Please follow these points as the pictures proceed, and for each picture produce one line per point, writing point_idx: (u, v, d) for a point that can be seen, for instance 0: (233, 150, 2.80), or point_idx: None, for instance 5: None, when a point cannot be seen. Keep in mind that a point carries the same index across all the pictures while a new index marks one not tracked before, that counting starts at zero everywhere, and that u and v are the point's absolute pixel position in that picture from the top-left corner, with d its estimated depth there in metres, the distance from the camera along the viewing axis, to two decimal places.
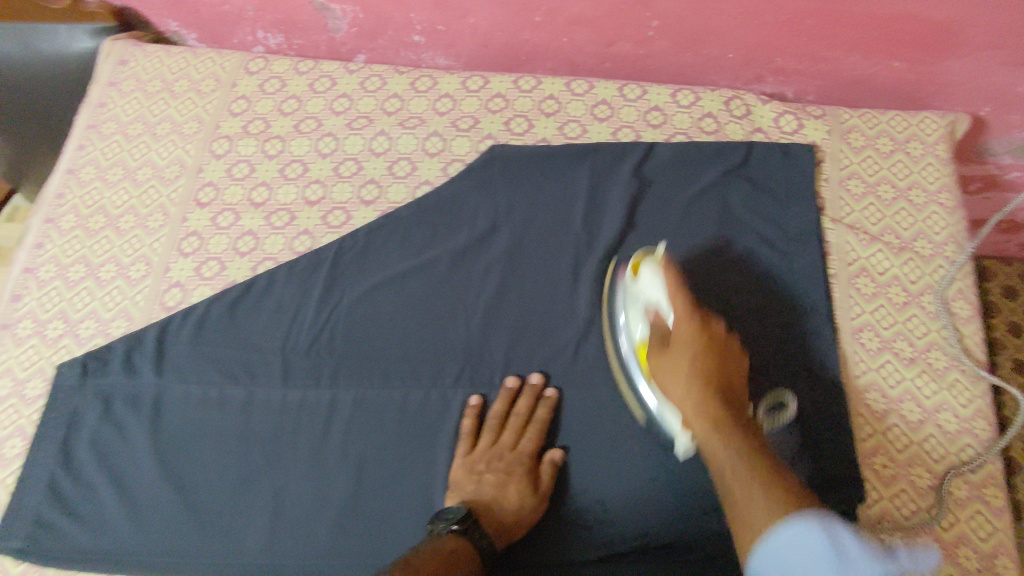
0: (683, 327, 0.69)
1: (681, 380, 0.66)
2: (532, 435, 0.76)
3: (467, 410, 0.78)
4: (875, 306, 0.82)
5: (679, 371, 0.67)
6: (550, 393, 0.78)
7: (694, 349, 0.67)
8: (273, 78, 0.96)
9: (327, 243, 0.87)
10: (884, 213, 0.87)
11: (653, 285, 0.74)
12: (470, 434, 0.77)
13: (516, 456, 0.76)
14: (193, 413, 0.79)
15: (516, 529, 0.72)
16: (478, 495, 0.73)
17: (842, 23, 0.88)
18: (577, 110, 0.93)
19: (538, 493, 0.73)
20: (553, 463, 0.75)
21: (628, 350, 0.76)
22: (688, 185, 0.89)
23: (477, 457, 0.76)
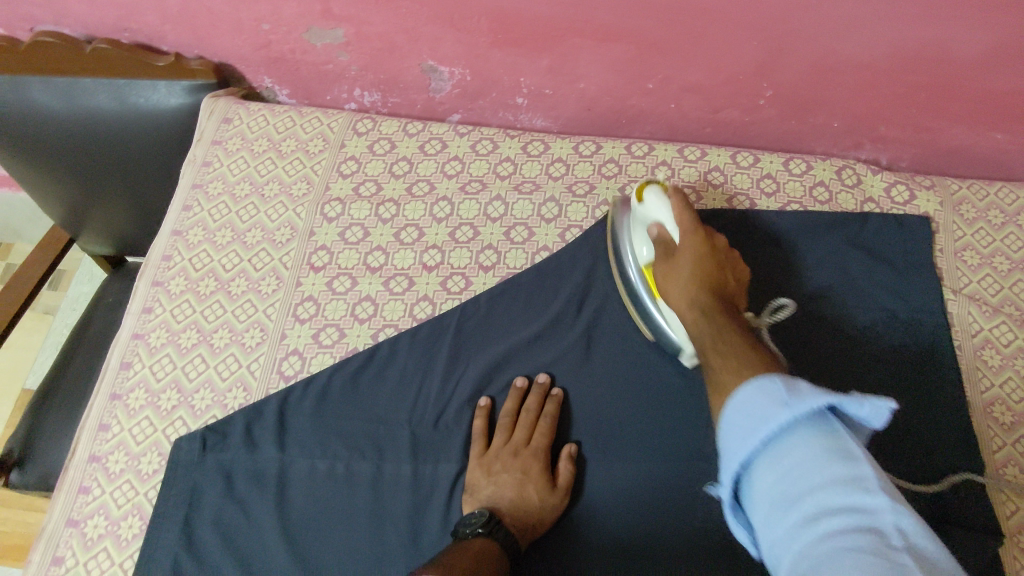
0: (688, 239, 0.71)
1: (681, 278, 0.69)
2: (544, 429, 0.77)
3: (477, 411, 0.79)
4: (1004, 378, 0.82)
5: (681, 275, 0.69)
6: (557, 391, 0.80)
7: (698, 264, 0.69)
8: (382, 140, 0.95)
9: (448, 310, 0.85)
10: (1003, 284, 0.87)
11: (661, 206, 0.75)
12: (483, 434, 0.78)
13: (529, 454, 0.76)
14: (321, 490, 0.75)
15: (538, 528, 0.72)
16: (498, 499, 0.73)
17: (954, 96, 0.90)
18: (690, 176, 0.93)
19: (557, 489, 0.74)
20: (570, 456, 0.76)
21: (637, 274, 0.79)
22: (807, 253, 0.89)
23: (490, 457, 0.76)
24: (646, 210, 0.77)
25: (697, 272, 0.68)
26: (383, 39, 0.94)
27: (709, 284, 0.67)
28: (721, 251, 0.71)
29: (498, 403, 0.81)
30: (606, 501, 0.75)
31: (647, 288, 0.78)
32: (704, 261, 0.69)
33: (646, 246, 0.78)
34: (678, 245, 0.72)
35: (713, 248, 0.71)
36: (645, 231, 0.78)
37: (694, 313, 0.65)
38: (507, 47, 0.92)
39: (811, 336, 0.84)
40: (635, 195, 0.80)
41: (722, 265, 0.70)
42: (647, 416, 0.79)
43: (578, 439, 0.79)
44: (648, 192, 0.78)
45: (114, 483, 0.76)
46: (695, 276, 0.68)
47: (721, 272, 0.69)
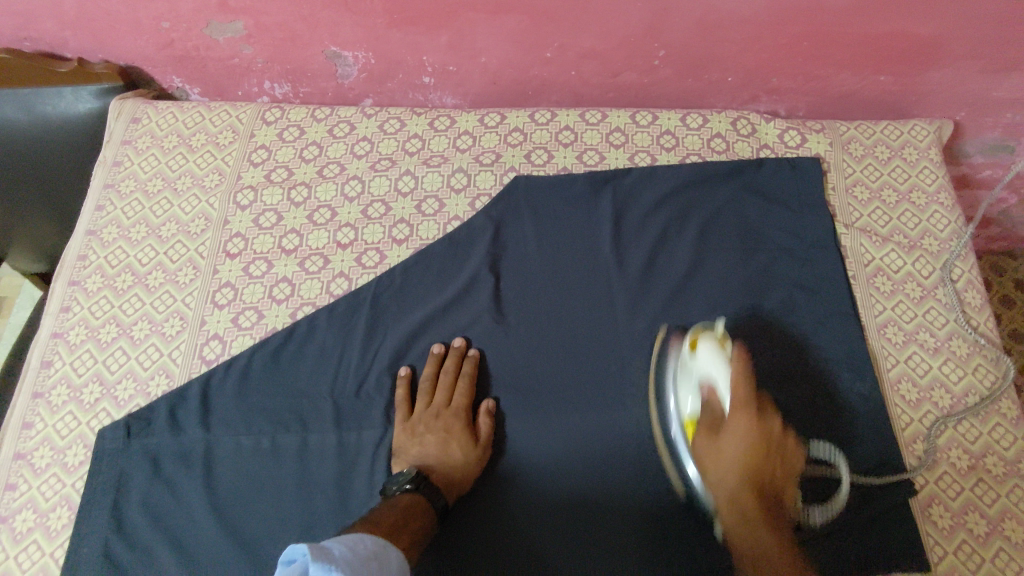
0: (743, 424, 0.69)
1: (726, 468, 0.68)
2: (461, 390, 0.80)
3: (398, 379, 0.82)
4: (895, 302, 0.87)
5: (725, 461, 0.68)
6: (471, 351, 0.83)
7: (749, 448, 0.68)
8: (291, 127, 0.97)
9: (364, 284, 0.87)
10: (891, 215, 0.92)
11: (716, 364, 0.71)
12: (404, 400, 0.80)
13: (451, 413, 0.79)
14: (247, 466, 0.77)
15: (463, 483, 0.75)
16: (424, 459, 0.76)
17: (836, 44, 0.94)
18: (593, 138, 0.97)
19: (479, 443, 0.77)
20: (489, 411, 0.80)
21: (674, 418, 0.75)
22: (706, 201, 0.92)
23: (414, 420, 0.79)
24: (698, 365, 0.73)
25: (747, 451, 0.68)
26: (282, 28, 0.96)
27: (755, 472, 0.68)
28: (773, 433, 0.69)
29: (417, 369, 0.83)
30: (531, 451, 0.79)
31: (684, 435, 0.73)
32: (757, 442, 0.68)
33: (691, 398, 0.73)
34: (726, 420, 0.70)
35: (766, 429, 0.69)
36: (693, 382, 0.74)
37: (734, 466, 0.68)
38: (404, 27, 0.94)
39: (714, 278, 0.87)
40: (686, 343, 0.77)
41: (774, 446, 0.69)
42: (562, 368, 0.83)
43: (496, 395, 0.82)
44: (702, 343, 0.74)
45: (41, 478, 0.77)
46: (737, 459, 0.68)
47: (769, 433, 0.69)
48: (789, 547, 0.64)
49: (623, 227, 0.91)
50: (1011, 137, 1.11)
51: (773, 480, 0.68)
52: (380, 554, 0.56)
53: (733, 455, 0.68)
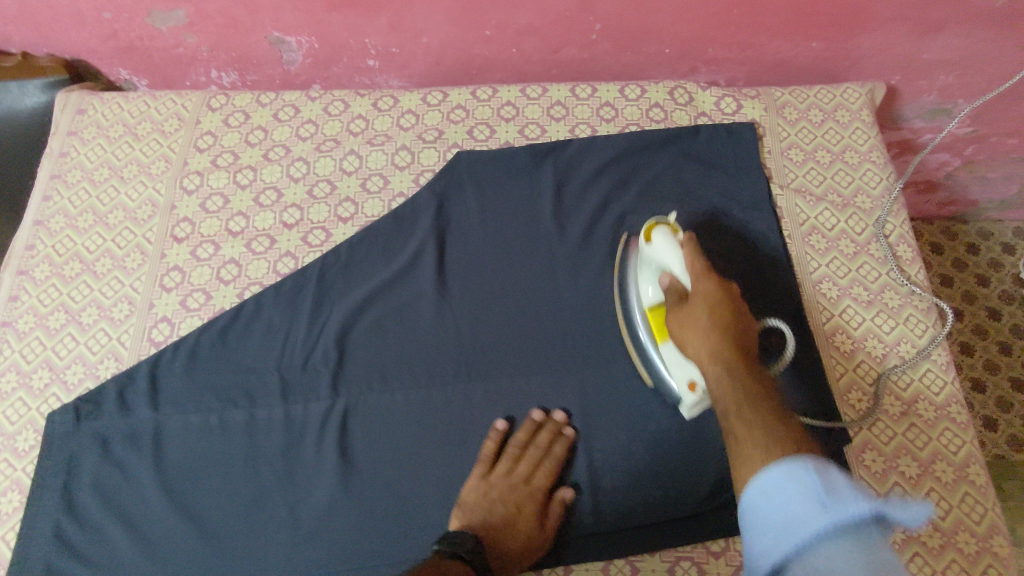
0: (704, 286, 0.70)
1: (696, 330, 0.66)
2: (548, 469, 0.77)
3: (492, 433, 0.79)
4: (829, 258, 0.89)
5: (692, 325, 0.67)
6: (569, 431, 0.79)
7: (711, 312, 0.67)
8: (237, 112, 0.98)
9: (310, 262, 0.89)
10: (825, 175, 0.95)
11: (670, 252, 0.75)
12: (489, 458, 0.78)
13: (529, 491, 0.76)
14: (196, 441, 0.78)
15: (521, 562, 0.72)
16: (485, 526, 0.72)
17: (766, 11, 0.96)
18: (534, 113, 0.99)
19: (546, 528, 0.74)
20: (563, 500, 0.75)
21: (640, 313, 0.79)
22: (645, 168, 0.95)
23: (491, 483, 0.76)
24: (655, 253, 0.77)
25: (716, 319, 0.66)
26: (223, 14, 0.97)
27: (728, 331, 0.65)
28: (732, 293, 0.69)
29: (517, 427, 0.80)
30: (479, 419, 0.81)
31: (650, 330, 0.78)
32: (719, 307, 0.67)
33: (652, 287, 0.77)
34: (689, 294, 0.71)
35: (728, 293, 0.69)
36: (653, 272, 0.78)
37: (716, 368, 0.62)
38: (343, 9, 0.96)
39: None
40: (642, 236, 0.80)
41: (736, 303, 0.68)
42: (507, 335, 0.85)
43: (441, 365, 0.84)
44: (654, 233, 0.78)
45: None
46: (706, 325, 0.66)
47: (732, 294, 0.69)
48: (766, 381, 0.60)
49: (563, 198, 0.93)
50: (946, 99, 1.13)
51: (744, 338, 0.66)
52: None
53: (700, 323, 0.67)
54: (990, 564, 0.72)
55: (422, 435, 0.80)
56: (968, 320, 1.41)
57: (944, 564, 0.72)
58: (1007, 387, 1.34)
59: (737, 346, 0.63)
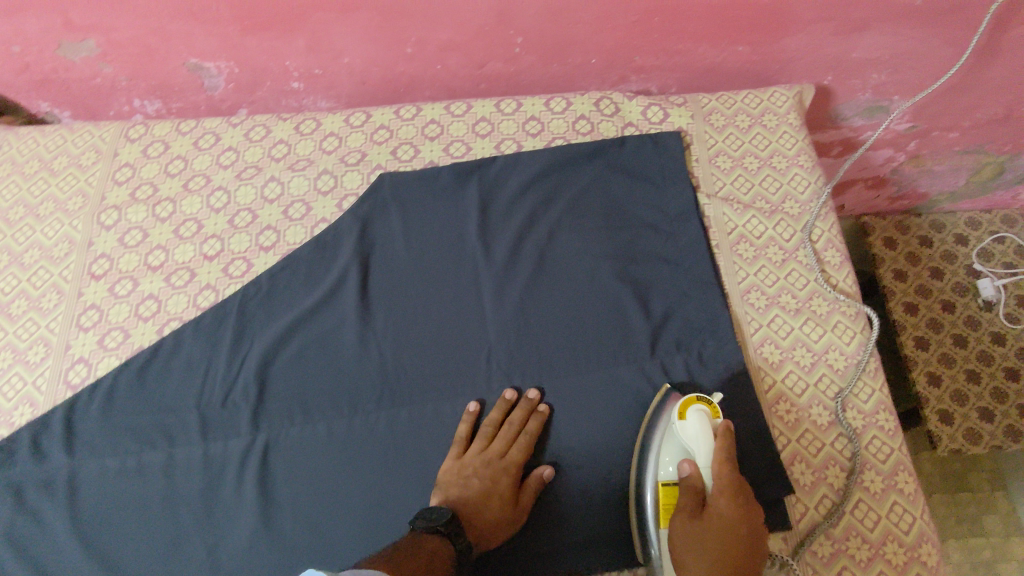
0: (722, 503, 0.67)
1: (701, 542, 0.66)
2: (523, 446, 0.78)
3: (465, 416, 0.80)
4: (757, 267, 0.88)
5: (702, 536, 0.66)
6: (544, 408, 0.80)
7: (725, 538, 0.65)
8: (155, 142, 0.97)
9: (230, 294, 0.87)
10: (753, 182, 0.94)
11: (702, 442, 0.72)
12: (464, 438, 0.79)
13: (503, 464, 0.77)
14: (112, 485, 0.77)
15: (493, 537, 0.74)
16: (461, 503, 0.73)
17: (686, 18, 0.95)
18: (459, 130, 0.98)
19: (520, 505, 0.75)
20: (541, 477, 0.77)
21: (650, 482, 0.74)
22: (570, 183, 0.94)
23: (465, 461, 0.77)
24: (684, 432, 0.74)
25: (732, 529, 0.66)
26: (136, 43, 0.95)
27: (736, 552, 0.64)
28: (755, 522, 0.67)
29: (488, 407, 0.81)
30: (401, 450, 0.79)
31: (658, 510, 0.72)
32: (738, 521, 0.66)
33: (673, 465, 0.74)
34: (708, 499, 0.69)
35: (750, 514, 0.67)
36: (680, 451, 0.74)
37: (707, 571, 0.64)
38: (256, 32, 0.94)
39: (578, 260, 0.89)
40: (673, 409, 0.76)
41: (756, 529, 0.66)
42: (430, 361, 0.83)
43: (363, 395, 0.82)
44: (691, 412, 0.74)
45: None
46: (715, 545, 0.65)
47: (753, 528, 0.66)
48: None
49: (488, 217, 0.92)
50: (883, 97, 1.13)
51: (752, 558, 0.65)
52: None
53: (708, 552, 0.65)
54: (918, 574, 0.71)
55: (343, 469, 0.78)
56: (923, 314, 1.33)
57: None
58: (963, 380, 1.27)
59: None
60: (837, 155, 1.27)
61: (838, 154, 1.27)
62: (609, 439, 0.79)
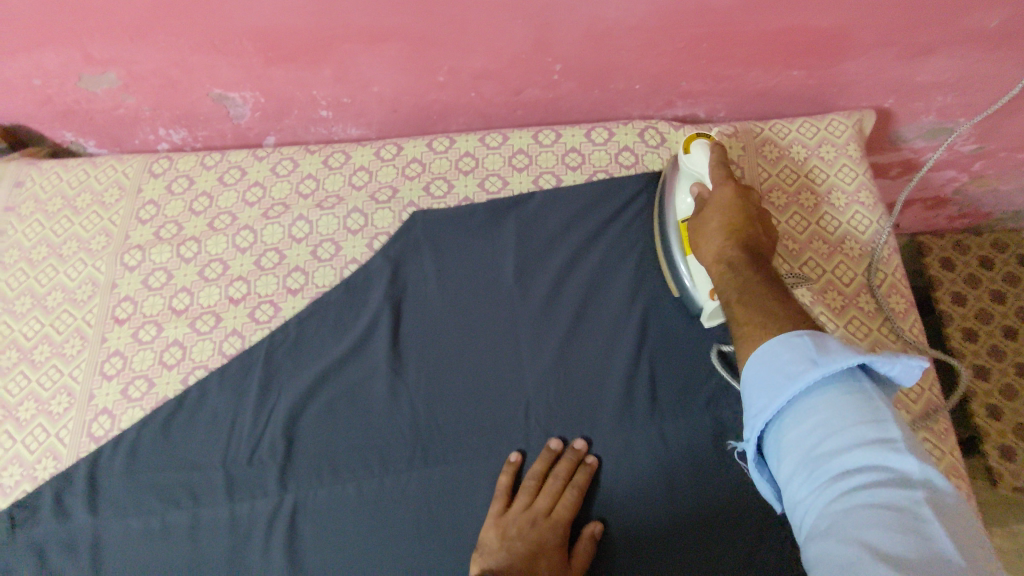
0: (720, 191, 0.70)
1: (710, 233, 0.70)
2: (570, 500, 0.73)
3: (505, 467, 0.76)
4: (816, 315, 0.82)
5: (710, 228, 0.70)
6: (591, 459, 0.76)
7: (727, 215, 0.69)
8: (180, 177, 0.93)
9: (258, 341, 0.84)
10: (809, 220, 0.88)
11: (702, 164, 0.75)
12: (506, 493, 0.74)
13: (550, 523, 0.72)
14: (136, 547, 0.74)
15: None
16: (506, 564, 0.68)
17: (738, 43, 0.88)
18: (495, 163, 0.92)
19: (572, 567, 0.70)
20: (592, 535, 0.72)
21: (671, 222, 0.80)
22: (613, 221, 0.88)
23: (508, 519, 0.72)
24: (690, 162, 0.76)
25: (729, 216, 0.69)
26: (158, 74, 0.91)
27: (739, 230, 0.67)
28: (752, 207, 0.69)
29: (532, 459, 0.77)
30: (437, 512, 0.75)
31: (678, 237, 0.79)
32: (733, 208, 0.69)
33: (687, 196, 0.78)
34: (710, 197, 0.72)
35: (747, 200, 0.70)
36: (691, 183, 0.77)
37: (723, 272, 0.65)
38: (282, 63, 0.90)
39: (623, 306, 0.83)
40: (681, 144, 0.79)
41: (756, 214, 0.69)
42: (466, 418, 0.79)
43: (395, 451, 0.78)
44: (695, 145, 0.76)
45: None
46: (721, 224, 0.69)
47: (750, 203, 0.70)
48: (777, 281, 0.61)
49: (526, 258, 0.87)
50: (946, 119, 1.05)
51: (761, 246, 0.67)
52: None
53: (714, 230, 0.69)
54: None
55: (376, 534, 0.74)
56: (983, 342, 1.26)
57: None
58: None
59: (745, 249, 0.65)
60: (897, 176, 1.19)
61: (898, 175, 1.19)
62: (658, 505, 0.74)
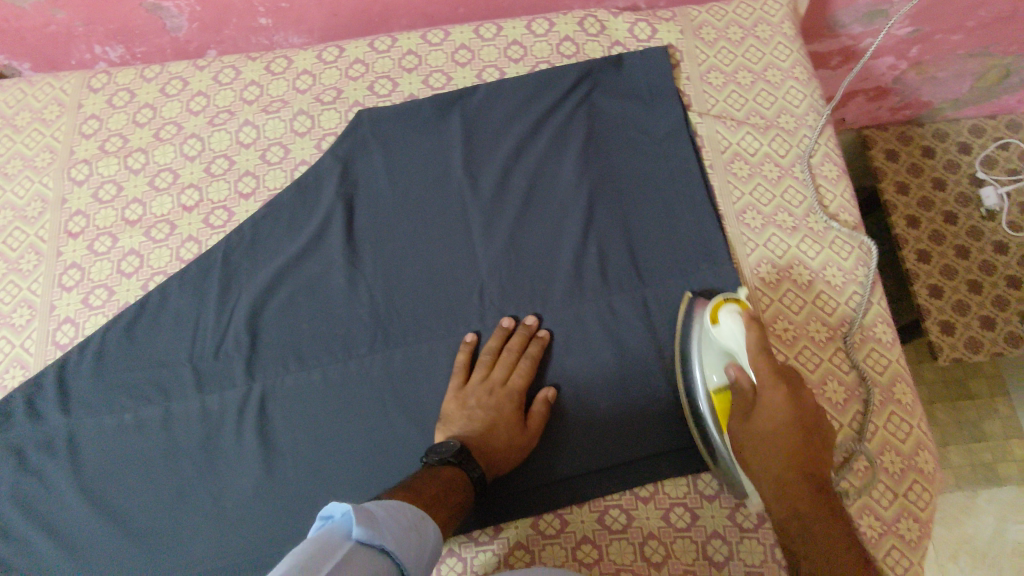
0: (773, 396, 0.68)
1: (767, 454, 0.68)
2: (525, 369, 0.77)
3: (461, 346, 0.79)
4: (752, 186, 0.86)
5: (761, 435, 0.69)
6: (542, 333, 0.79)
7: (785, 448, 0.67)
8: (121, 91, 0.92)
9: (213, 245, 0.85)
10: (747, 97, 0.90)
11: (737, 335, 0.71)
12: (464, 368, 0.78)
13: (506, 392, 0.76)
14: (113, 441, 0.78)
15: (504, 463, 0.73)
16: (467, 430, 0.73)
17: None
18: (438, 60, 0.94)
19: (529, 428, 0.75)
20: (546, 399, 0.76)
21: (700, 393, 0.74)
22: (557, 108, 0.90)
23: (467, 391, 0.76)
24: (721, 334, 0.72)
25: (791, 420, 0.67)
26: None
27: (796, 454, 0.67)
28: (807, 414, 0.68)
29: (487, 337, 0.80)
30: (400, 390, 0.79)
31: (715, 416, 0.72)
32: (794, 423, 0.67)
33: (719, 372, 0.73)
34: (761, 401, 0.69)
35: (801, 405, 0.69)
36: (723, 359, 0.73)
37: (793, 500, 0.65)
38: None
39: (569, 188, 0.86)
40: (706, 310, 0.75)
41: (810, 426, 0.68)
42: (423, 302, 0.82)
43: (356, 336, 0.81)
44: (724, 314, 0.72)
45: None
46: (780, 464, 0.67)
47: (804, 408, 0.68)
48: (844, 543, 0.63)
49: (473, 149, 0.89)
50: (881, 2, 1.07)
51: (821, 468, 0.67)
52: (419, 527, 0.56)
53: (774, 472, 0.67)
54: (916, 481, 0.72)
55: (342, 414, 0.78)
56: (925, 228, 1.27)
57: (869, 485, 0.72)
58: (966, 291, 1.21)
59: (815, 492, 0.65)
60: (837, 66, 1.23)
61: (838, 65, 1.23)
62: (608, 369, 0.79)
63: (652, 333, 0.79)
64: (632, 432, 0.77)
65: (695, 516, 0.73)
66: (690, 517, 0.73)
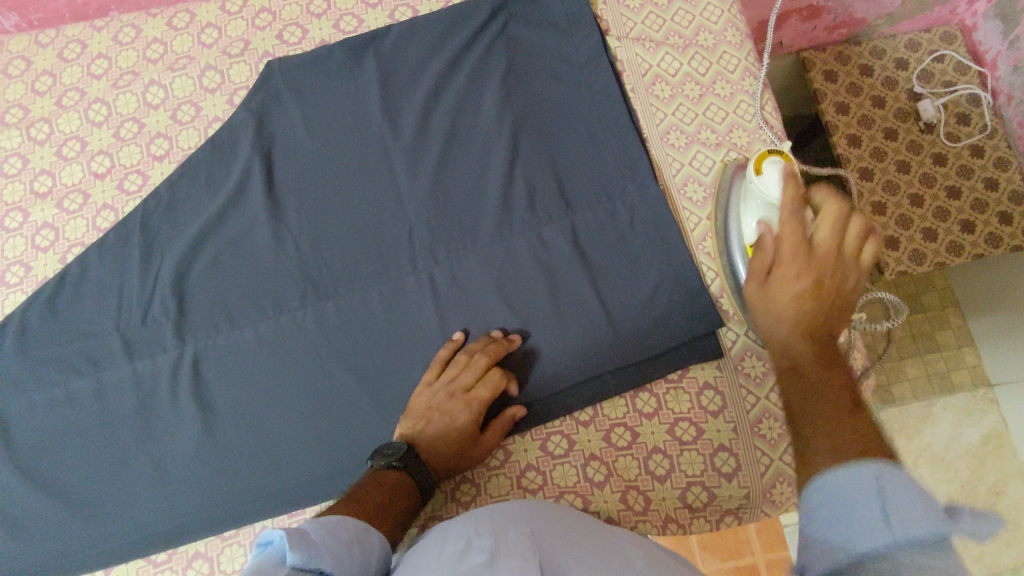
0: (790, 234, 0.57)
1: (774, 297, 0.56)
2: (498, 385, 0.72)
3: (447, 343, 0.75)
4: (675, 106, 0.85)
5: (772, 285, 0.57)
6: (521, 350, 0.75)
7: (800, 291, 0.55)
8: (16, 59, 0.90)
9: (130, 211, 0.83)
10: (664, 18, 0.89)
11: (780, 183, 0.67)
12: (440, 367, 0.74)
13: (473, 399, 0.71)
14: (47, 417, 0.77)
15: (452, 467, 0.71)
16: (423, 430, 0.70)
17: None
18: (347, 3, 0.92)
19: (482, 443, 0.72)
20: (511, 420, 0.73)
21: (738, 246, 0.75)
22: (473, 41, 0.87)
23: (437, 388, 0.72)
24: (762, 185, 0.69)
25: (809, 262, 0.55)
26: None
27: (811, 301, 0.54)
28: (833, 267, 0.55)
29: (474, 338, 0.76)
30: (337, 340, 0.77)
31: (749, 266, 0.73)
32: (808, 279, 0.55)
33: (755, 221, 0.72)
34: (779, 245, 0.57)
35: (824, 254, 0.56)
36: (760, 208, 0.71)
37: (789, 348, 0.54)
38: None
39: (491, 124, 0.84)
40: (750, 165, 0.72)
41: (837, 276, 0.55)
42: (351, 250, 0.81)
43: (287, 291, 0.79)
44: (767, 165, 0.70)
45: None
46: (788, 290, 0.55)
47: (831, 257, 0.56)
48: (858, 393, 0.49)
49: (391, 90, 0.86)
50: None
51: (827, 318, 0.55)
52: (362, 538, 0.55)
53: (775, 313, 0.56)
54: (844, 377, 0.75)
55: (277, 371, 0.77)
56: (866, 146, 1.19)
57: None
58: (908, 205, 1.16)
59: (812, 339, 0.53)
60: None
61: None
62: (543, 301, 0.77)
63: (586, 261, 0.78)
64: (574, 367, 0.75)
65: (636, 433, 0.75)
66: (631, 436, 0.75)
